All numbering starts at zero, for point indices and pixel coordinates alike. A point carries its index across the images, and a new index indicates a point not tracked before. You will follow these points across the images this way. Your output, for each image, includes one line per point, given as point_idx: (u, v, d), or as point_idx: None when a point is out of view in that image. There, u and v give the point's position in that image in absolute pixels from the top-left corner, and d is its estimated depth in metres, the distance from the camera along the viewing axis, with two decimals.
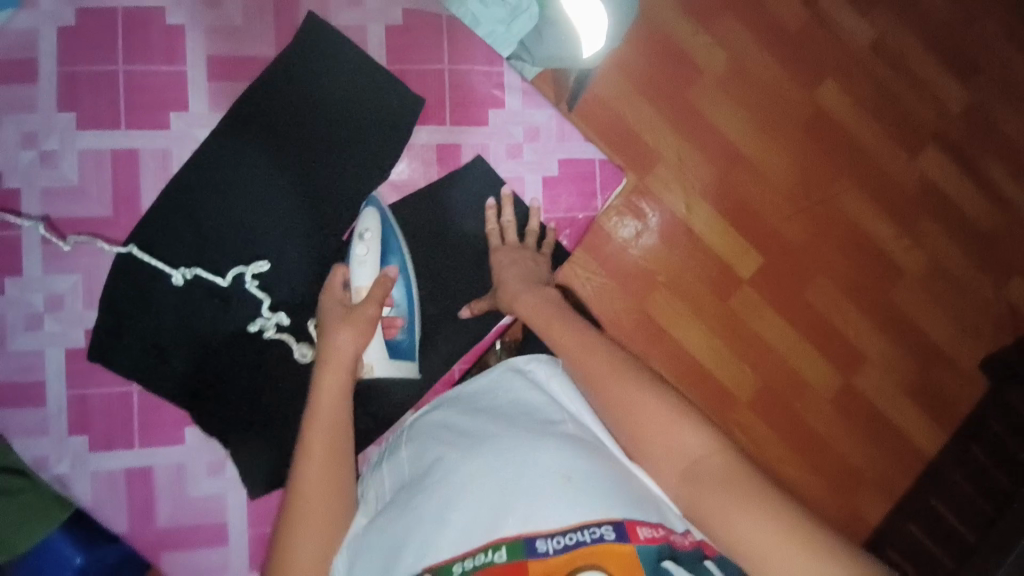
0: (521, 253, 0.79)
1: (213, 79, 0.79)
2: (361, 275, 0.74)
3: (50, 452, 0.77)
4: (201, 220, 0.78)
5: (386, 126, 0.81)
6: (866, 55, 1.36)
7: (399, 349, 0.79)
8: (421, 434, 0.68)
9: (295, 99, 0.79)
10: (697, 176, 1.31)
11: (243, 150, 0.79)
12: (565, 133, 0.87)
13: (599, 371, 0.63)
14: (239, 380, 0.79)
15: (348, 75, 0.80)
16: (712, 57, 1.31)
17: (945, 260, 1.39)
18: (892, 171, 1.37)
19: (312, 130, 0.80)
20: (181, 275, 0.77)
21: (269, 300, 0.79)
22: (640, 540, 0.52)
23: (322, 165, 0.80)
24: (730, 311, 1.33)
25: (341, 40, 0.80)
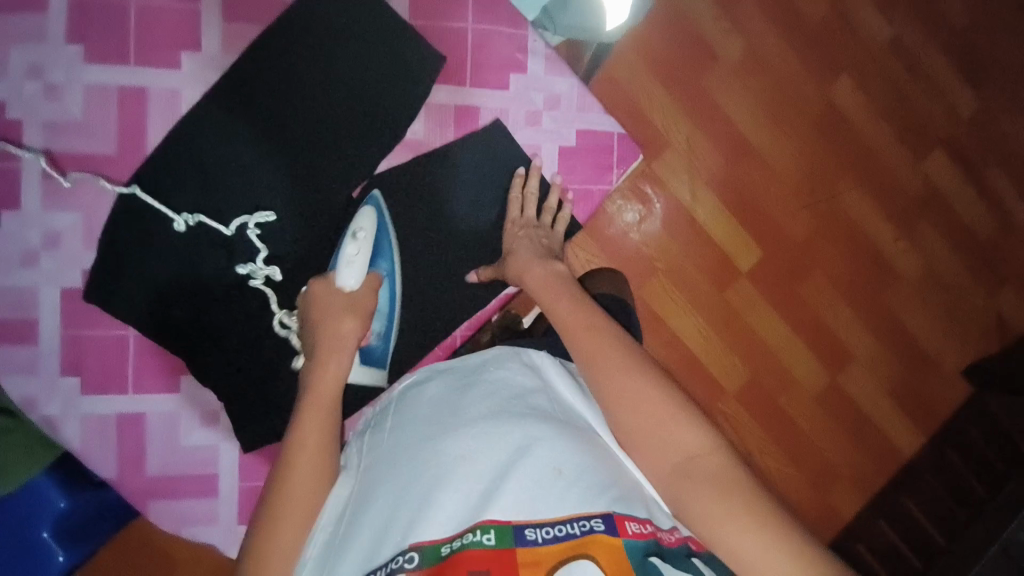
0: (533, 229, 0.78)
1: (228, 20, 0.76)
2: (348, 275, 0.72)
3: (44, 391, 0.76)
4: (206, 164, 0.76)
5: (401, 81, 0.79)
6: (883, 53, 1.35)
7: (371, 357, 0.78)
8: (411, 406, 0.67)
9: (311, 50, 0.77)
10: (705, 164, 1.31)
11: (253, 97, 0.76)
12: (585, 104, 0.86)
13: (604, 351, 0.61)
14: (234, 332, 0.78)
15: (367, 27, 0.78)
16: (730, 45, 1.30)
17: (940, 266, 1.41)
18: (898, 173, 1.38)
19: (326, 82, 0.78)
20: (183, 220, 0.76)
21: (266, 252, 0.78)
22: (628, 535, 0.51)
23: (334, 118, 0.78)
24: (726, 302, 1.34)
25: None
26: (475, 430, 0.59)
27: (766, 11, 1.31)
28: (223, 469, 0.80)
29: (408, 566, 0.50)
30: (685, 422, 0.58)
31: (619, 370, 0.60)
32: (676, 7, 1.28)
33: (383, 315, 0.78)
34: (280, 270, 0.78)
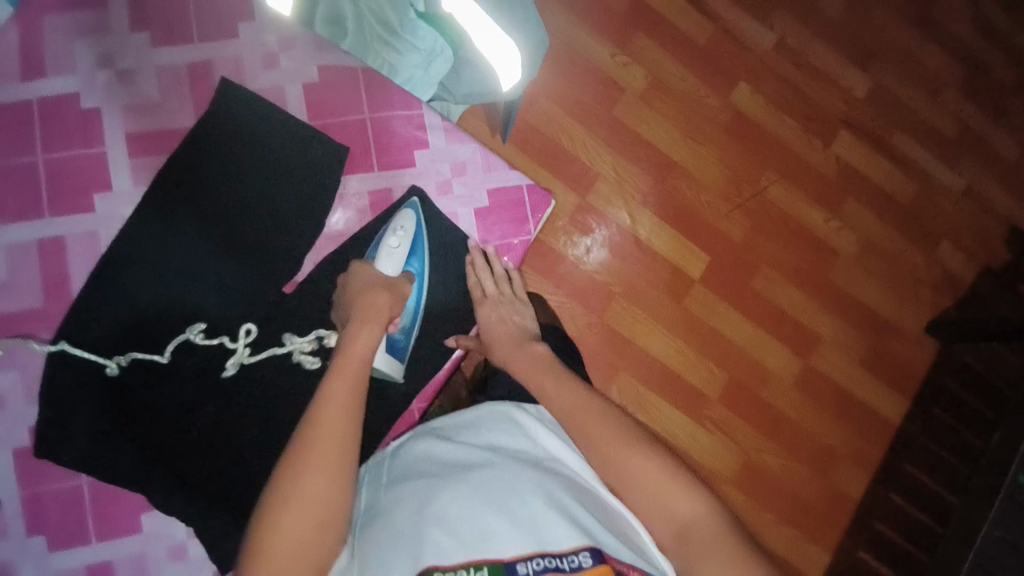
0: (507, 308, 0.81)
1: (134, 155, 0.80)
2: (387, 263, 0.79)
3: (15, 555, 0.73)
4: (133, 303, 0.77)
5: (314, 170, 0.83)
6: (771, 57, 1.47)
7: (394, 347, 0.83)
8: (404, 462, 0.67)
9: (233, 153, 0.80)
10: (636, 186, 1.37)
11: (186, 208, 0.79)
12: (491, 164, 0.90)
13: (599, 428, 0.64)
14: (189, 458, 0.76)
15: (273, 126, 0.82)
16: (632, 75, 1.39)
17: (875, 235, 1.48)
18: (812, 159, 1.47)
19: (244, 184, 0.80)
20: (115, 363, 0.75)
21: (227, 336, 0.78)
22: (617, 567, 0.52)
23: (258, 217, 0.81)
24: (687, 311, 1.37)
25: (259, 99, 0.82)
26: (469, 478, 0.61)
27: (657, 40, 1.41)
28: None
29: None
30: (680, 487, 0.59)
31: (614, 439, 0.63)
32: (576, 52, 1.37)
33: (409, 313, 0.83)
34: (255, 326, 0.79)
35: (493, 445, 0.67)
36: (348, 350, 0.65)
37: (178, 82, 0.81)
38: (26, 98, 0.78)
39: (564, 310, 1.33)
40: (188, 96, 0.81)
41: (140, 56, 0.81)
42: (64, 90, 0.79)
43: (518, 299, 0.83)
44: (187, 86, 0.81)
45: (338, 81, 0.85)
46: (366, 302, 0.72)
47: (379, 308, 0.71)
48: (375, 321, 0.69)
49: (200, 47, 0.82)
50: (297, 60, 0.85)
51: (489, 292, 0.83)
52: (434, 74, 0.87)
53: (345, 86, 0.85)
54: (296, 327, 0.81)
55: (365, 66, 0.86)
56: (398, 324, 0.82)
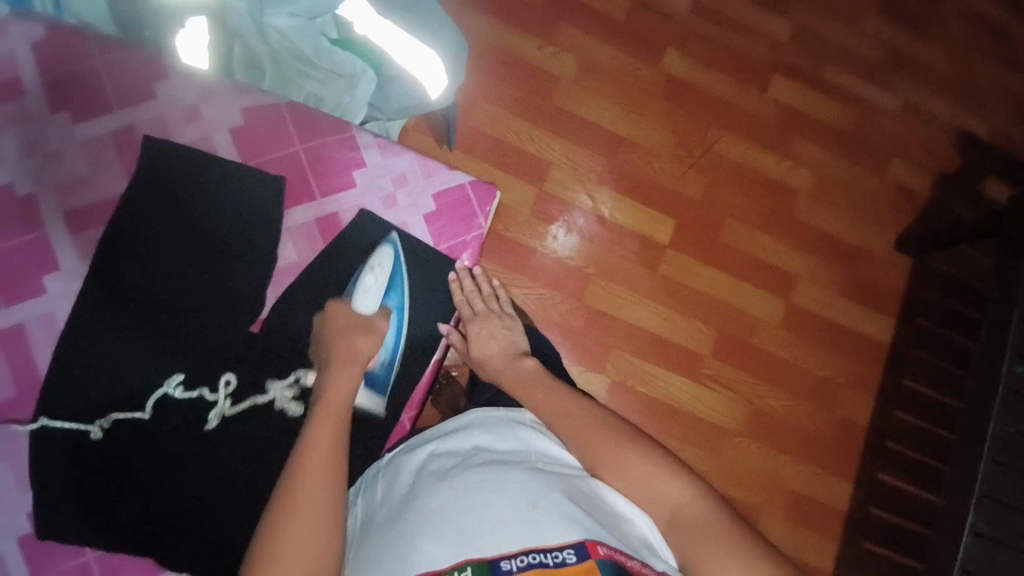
0: (496, 323, 0.85)
1: (75, 230, 0.79)
2: (364, 301, 0.82)
3: None
4: (99, 370, 0.77)
5: (258, 209, 0.83)
6: (691, 18, 1.51)
7: (373, 383, 0.84)
8: (399, 477, 0.68)
9: (179, 204, 0.81)
10: (589, 168, 1.40)
11: (144, 266, 0.79)
12: (430, 169, 0.91)
13: (589, 429, 0.69)
14: (185, 511, 0.76)
15: (211, 173, 0.83)
16: (562, 63, 1.42)
17: (827, 168, 1.51)
18: (751, 108, 1.50)
19: (190, 231, 0.81)
20: (98, 426, 0.76)
21: (204, 390, 0.79)
22: (600, 555, 0.53)
23: (209, 263, 0.81)
24: (663, 277, 1.39)
25: (191, 151, 0.83)
26: (454, 484, 0.61)
27: (580, 25, 1.44)
28: None
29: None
30: (668, 475, 0.63)
31: (604, 438, 0.68)
32: (504, 52, 1.40)
33: (388, 346, 0.84)
34: (233, 376, 0.80)
35: (481, 447, 0.68)
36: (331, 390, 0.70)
37: (106, 151, 0.82)
38: None
39: (546, 301, 1.34)
40: (118, 162, 0.82)
41: (63, 135, 0.81)
42: None
43: (505, 314, 0.87)
44: (115, 153, 0.82)
45: (265, 118, 0.85)
46: (343, 345, 0.77)
47: (354, 354, 0.76)
48: (354, 366, 0.75)
49: (120, 114, 0.83)
50: (220, 106, 0.85)
51: (478, 309, 0.86)
52: (360, 96, 0.89)
53: (272, 122, 0.85)
54: (274, 363, 0.81)
55: (288, 100, 0.87)
56: (378, 358, 0.83)
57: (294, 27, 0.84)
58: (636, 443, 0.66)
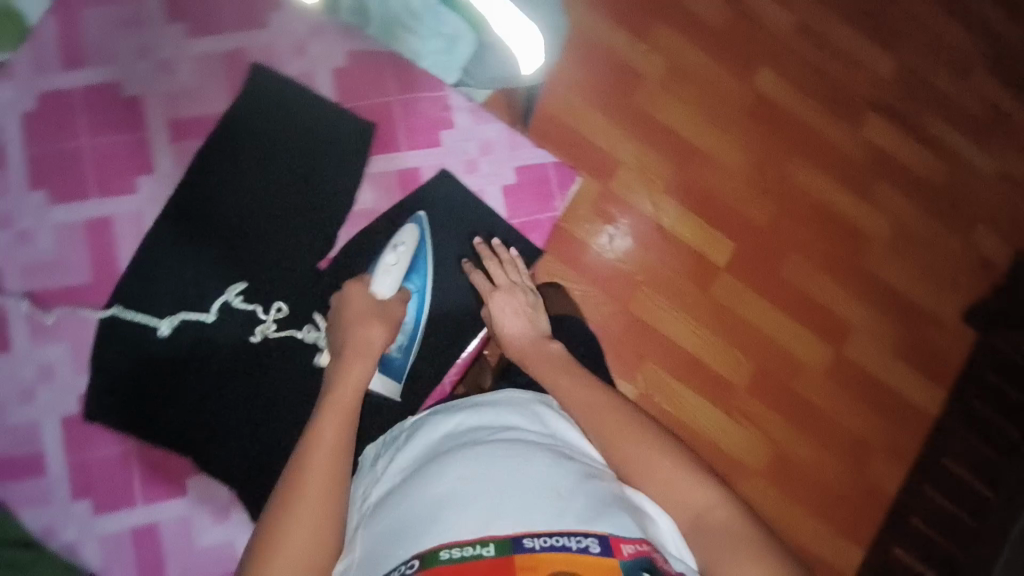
0: (517, 298, 0.81)
1: (175, 138, 0.83)
2: (384, 283, 0.77)
3: (57, 519, 0.75)
4: (157, 272, 0.80)
5: (341, 147, 0.85)
6: (793, 39, 1.45)
7: (390, 365, 0.83)
8: (416, 445, 0.66)
9: (270, 133, 0.83)
10: (658, 174, 1.37)
11: (228, 186, 0.82)
12: (516, 142, 0.90)
13: (613, 424, 0.66)
14: (234, 420, 0.79)
15: (303, 106, 0.85)
16: (651, 63, 1.39)
17: (907, 220, 1.44)
18: (839, 143, 1.44)
19: (274, 158, 0.83)
20: (166, 325, 0.79)
21: (259, 305, 0.81)
22: (625, 555, 0.51)
23: (287, 191, 0.83)
24: (712, 299, 1.36)
25: (288, 84, 0.85)
26: (476, 460, 0.60)
27: (677, 28, 1.41)
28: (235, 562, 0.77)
29: (410, 571, 0.51)
30: (695, 480, 0.61)
31: (624, 431, 0.66)
32: (595, 42, 1.37)
33: (408, 329, 0.83)
34: (284, 304, 0.82)
35: (505, 425, 0.66)
36: (341, 386, 0.66)
37: (212, 70, 0.85)
38: (74, 86, 0.83)
39: (589, 300, 1.33)
40: (222, 81, 0.85)
41: (176, 47, 0.85)
42: (110, 78, 0.83)
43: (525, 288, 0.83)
44: (221, 72, 0.85)
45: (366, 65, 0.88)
46: (357, 336, 0.72)
47: (371, 340, 0.71)
48: (368, 355, 0.70)
49: (230, 36, 0.86)
50: (324, 45, 0.87)
51: (500, 283, 0.82)
52: (456, 60, 0.88)
53: (370, 69, 0.87)
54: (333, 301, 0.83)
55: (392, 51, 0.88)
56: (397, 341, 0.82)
57: None
58: (660, 443, 0.64)
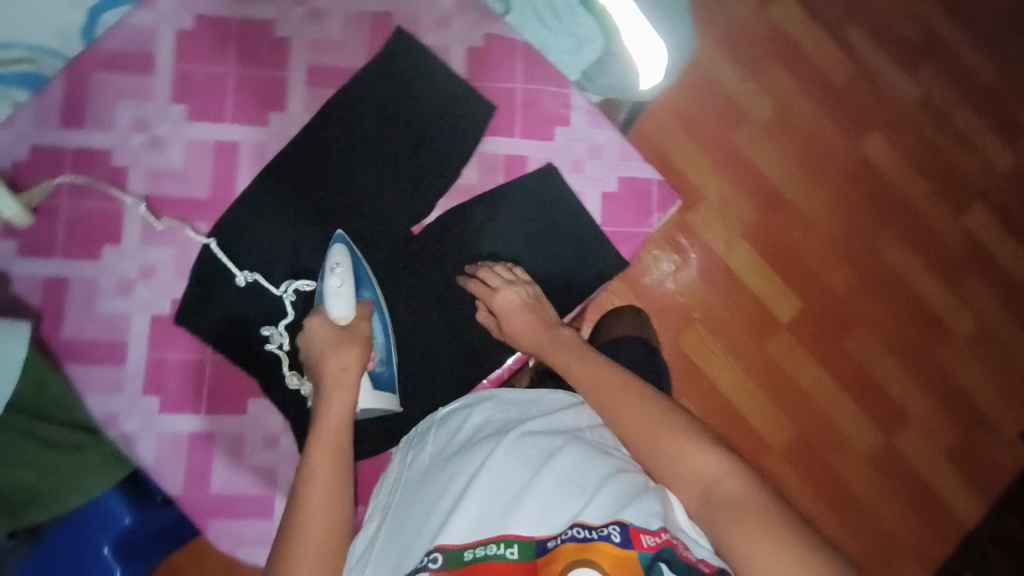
0: (518, 295, 0.67)
1: (290, 39, 0.71)
2: (338, 306, 0.62)
3: (123, 411, 0.66)
4: (235, 238, 0.68)
5: (445, 95, 0.72)
6: (912, 110, 1.32)
7: (380, 382, 0.67)
8: (443, 431, 0.63)
9: (384, 95, 0.71)
10: (739, 216, 1.27)
11: (327, 145, 0.70)
12: (628, 152, 0.75)
13: (620, 401, 0.57)
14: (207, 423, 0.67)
15: (410, 47, 0.71)
16: (759, 104, 1.29)
17: (992, 320, 1.30)
18: (938, 227, 1.31)
19: (365, 98, 0.71)
20: (244, 275, 0.67)
21: (293, 316, 0.67)
22: (645, 548, 0.46)
23: (372, 138, 0.71)
24: (766, 355, 1.25)
25: (424, 50, 0.72)
26: (500, 450, 0.56)
27: (794, 76, 1.31)
28: (282, 492, 0.67)
29: (432, 566, 0.48)
30: (702, 448, 0.53)
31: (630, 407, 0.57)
32: (704, 70, 1.29)
33: (380, 345, 0.67)
34: (312, 280, 0.68)
35: (533, 413, 0.61)
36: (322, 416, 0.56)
37: None
38: None
39: None
40: None
41: None
42: None
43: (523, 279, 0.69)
44: None
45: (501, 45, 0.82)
46: (330, 366, 0.58)
47: (347, 368, 0.58)
48: (348, 382, 0.58)
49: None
50: None
51: (496, 284, 0.67)
52: (580, 62, 0.85)
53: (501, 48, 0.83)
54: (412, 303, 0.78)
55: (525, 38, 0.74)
56: (373, 357, 0.66)
57: None
58: (667, 417, 0.55)
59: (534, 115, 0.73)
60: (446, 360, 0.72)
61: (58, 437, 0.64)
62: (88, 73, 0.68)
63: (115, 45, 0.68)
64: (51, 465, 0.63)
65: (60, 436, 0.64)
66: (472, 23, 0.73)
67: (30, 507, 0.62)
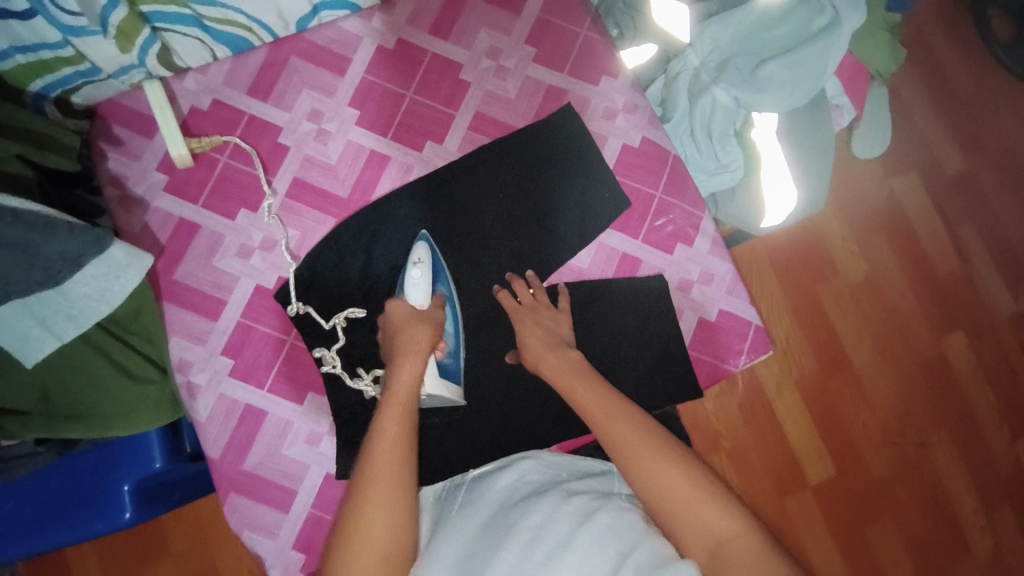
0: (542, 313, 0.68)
1: (470, 85, 0.76)
2: (416, 294, 0.67)
3: (197, 361, 0.69)
4: (342, 247, 0.72)
5: (583, 182, 0.75)
6: (1004, 326, 1.15)
7: (448, 373, 0.69)
8: (481, 490, 0.63)
9: (532, 164, 0.75)
10: (799, 363, 1.10)
11: (462, 191, 0.74)
12: (737, 289, 0.76)
13: (635, 442, 0.56)
14: (279, 403, 0.70)
15: (560, 127, 0.75)
16: (853, 263, 1.13)
17: (1018, 561, 1.09)
18: (992, 449, 1.12)
19: (503, 161, 0.75)
20: (296, 306, 0.69)
21: (342, 340, 0.70)
22: None
23: (495, 197, 0.74)
24: (785, 514, 1.07)
25: (583, 134, 0.75)
26: (542, 508, 0.56)
27: (897, 249, 1.14)
28: (304, 492, 0.68)
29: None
30: (713, 499, 0.52)
31: (651, 453, 0.55)
32: None
33: (451, 335, 0.69)
34: (362, 309, 0.71)
35: (573, 479, 0.62)
36: (395, 384, 0.59)
37: None
38: None
39: None
40: (530, 50, 0.77)
41: None
42: None
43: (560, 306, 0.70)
44: (533, 41, 0.77)
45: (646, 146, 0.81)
46: (403, 340, 0.63)
47: (419, 341, 0.63)
48: (418, 353, 0.62)
49: (566, 78, 0.77)
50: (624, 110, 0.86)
51: (523, 299, 0.69)
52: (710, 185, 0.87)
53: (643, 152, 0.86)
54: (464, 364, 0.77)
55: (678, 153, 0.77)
56: (444, 346, 0.68)
57: (726, 108, 0.78)
58: (666, 448, 0.55)
59: (660, 226, 0.75)
60: (495, 420, 0.73)
61: (130, 365, 0.66)
62: (288, 56, 0.74)
63: (322, 41, 0.75)
64: (113, 392, 0.64)
65: (135, 365, 0.66)
66: (635, 124, 0.77)
67: (72, 423, 0.62)
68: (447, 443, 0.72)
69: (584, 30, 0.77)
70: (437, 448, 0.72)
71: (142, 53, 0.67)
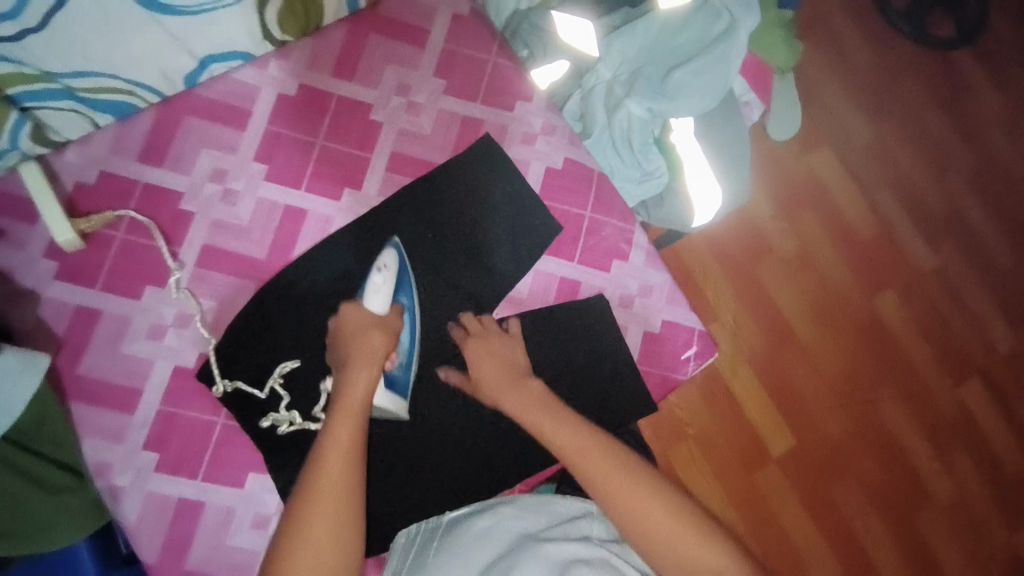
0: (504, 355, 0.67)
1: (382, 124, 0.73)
2: (373, 301, 0.64)
3: (116, 461, 0.64)
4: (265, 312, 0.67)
5: (513, 210, 0.73)
6: (928, 278, 1.21)
7: (395, 385, 0.66)
8: (456, 544, 0.62)
9: (458, 197, 0.73)
10: (750, 346, 1.13)
11: (388, 234, 0.71)
12: (676, 297, 0.76)
13: (618, 480, 0.57)
14: (216, 491, 0.65)
15: (482, 157, 0.74)
16: (786, 240, 1.17)
17: (971, 496, 1.16)
18: (934, 396, 1.18)
19: (426, 199, 0.72)
20: (222, 385, 0.65)
21: (287, 398, 0.66)
22: None
23: (425, 236, 0.72)
24: (755, 489, 1.10)
25: (505, 163, 0.74)
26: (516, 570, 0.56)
27: (824, 222, 1.19)
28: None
29: None
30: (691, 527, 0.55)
31: (631, 487, 0.57)
32: None
33: (404, 347, 0.67)
34: (295, 360, 0.67)
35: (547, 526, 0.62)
36: (348, 388, 0.59)
37: None
38: None
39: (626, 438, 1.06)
40: (441, 81, 0.74)
41: None
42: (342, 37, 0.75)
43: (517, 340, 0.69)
44: (443, 71, 0.75)
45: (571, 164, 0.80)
46: (358, 345, 0.62)
47: (373, 348, 0.61)
48: (373, 361, 0.61)
49: (480, 106, 0.75)
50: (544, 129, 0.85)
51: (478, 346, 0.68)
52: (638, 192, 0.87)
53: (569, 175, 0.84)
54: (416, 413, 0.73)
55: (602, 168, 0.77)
56: (396, 357, 0.66)
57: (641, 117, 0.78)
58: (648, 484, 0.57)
59: (594, 245, 0.75)
60: (454, 468, 0.70)
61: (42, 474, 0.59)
62: (180, 115, 0.69)
63: (216, 96, 0.70)
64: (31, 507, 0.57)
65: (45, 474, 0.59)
66: (557, 146, 0.76)
67: None
68: (407, 498, 0.69)
69: (493, 56, 0.76)
70: (397, 504, 0.69)
71: (14, 135, 0.61)
